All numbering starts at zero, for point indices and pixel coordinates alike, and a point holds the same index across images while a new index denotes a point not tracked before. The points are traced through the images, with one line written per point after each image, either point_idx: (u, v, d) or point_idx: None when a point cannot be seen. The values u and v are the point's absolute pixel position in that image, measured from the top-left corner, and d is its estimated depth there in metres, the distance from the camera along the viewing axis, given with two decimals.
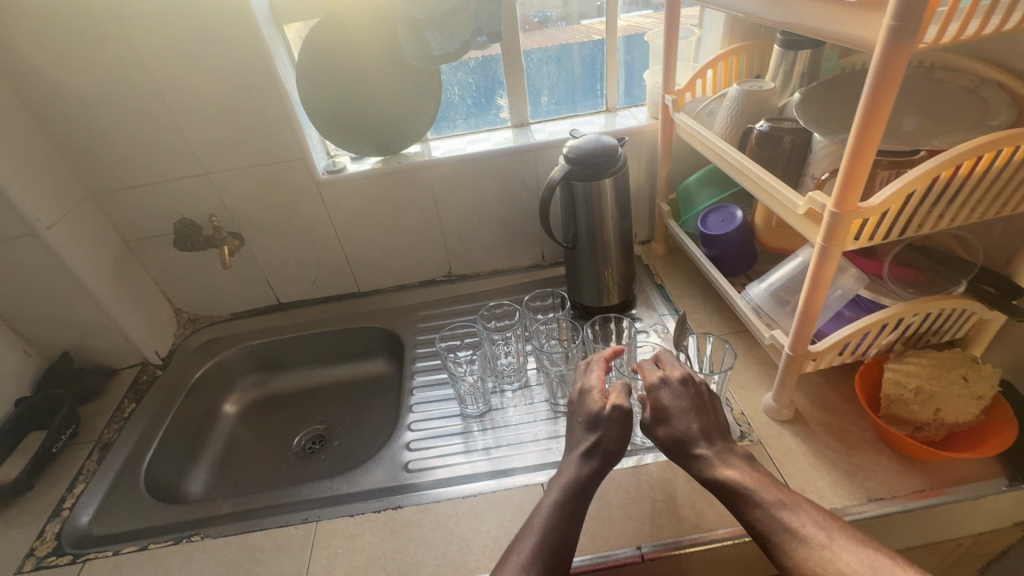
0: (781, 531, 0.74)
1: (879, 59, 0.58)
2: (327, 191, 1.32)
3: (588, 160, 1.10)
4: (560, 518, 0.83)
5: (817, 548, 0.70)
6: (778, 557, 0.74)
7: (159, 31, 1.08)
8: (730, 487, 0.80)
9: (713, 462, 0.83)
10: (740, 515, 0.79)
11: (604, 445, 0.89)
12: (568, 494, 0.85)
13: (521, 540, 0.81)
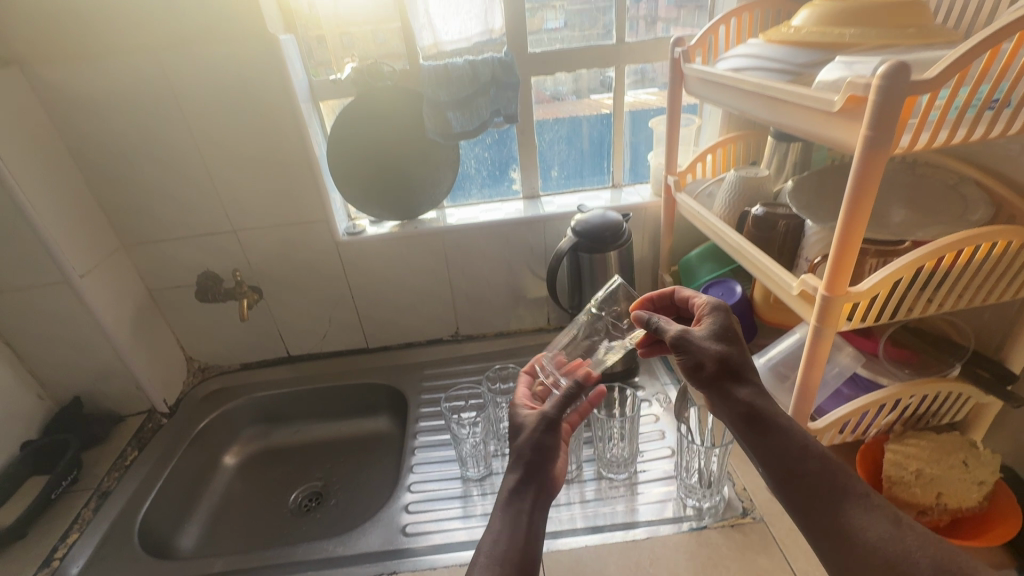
0: (834, 496, 0.68)
1: (858, 162, 0.65)
2: (346, 251, 1.39)
3: (594, 233, 1.17)
4: (519, 532, 0.73)
5: (875, 523, 0.64)
6: (821, 519, 0.67)
7: (208, 103, 1.19)
8: (773, 434, 0.74)
9: (756, 403, 0.77)
10: (779, 461, 0.73)
11: (542, 437, 0.82)
12: (521, 500, 0.77)
13: (488, 556, 0.70)
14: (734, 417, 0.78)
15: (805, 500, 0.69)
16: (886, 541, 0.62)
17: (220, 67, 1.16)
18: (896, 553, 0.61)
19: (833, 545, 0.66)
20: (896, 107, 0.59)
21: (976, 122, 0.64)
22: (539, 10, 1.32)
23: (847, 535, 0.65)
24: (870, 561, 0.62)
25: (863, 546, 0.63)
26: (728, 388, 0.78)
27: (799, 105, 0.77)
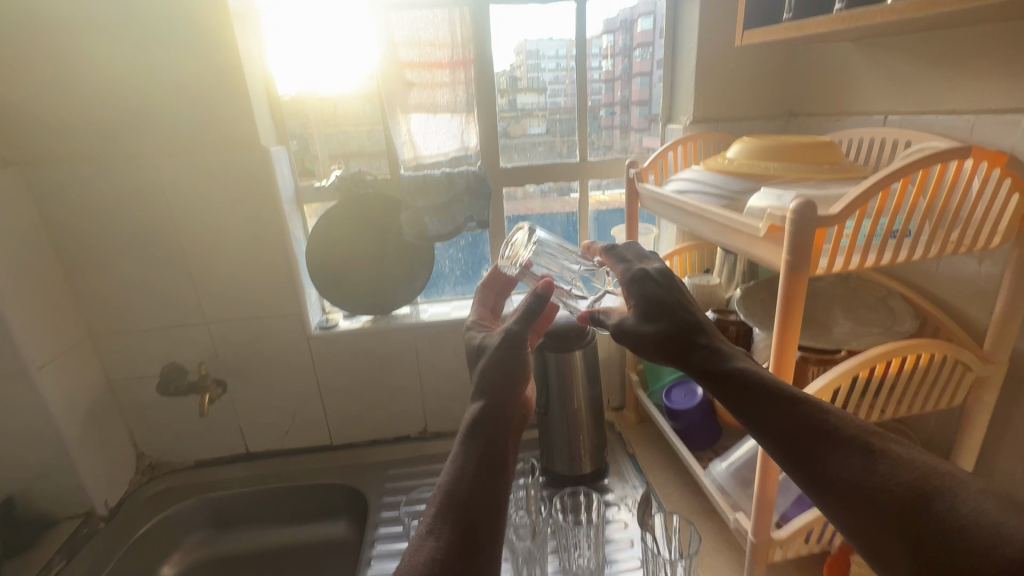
0: (820, 445, 0.58)
1: (784, 281, 0.71)
2: (316, 345, 1.41)
3: (560, 333, 1.22)
4: (470, 494, 0.62)
5: (869, 470, 0.55)
6: (812, 477, 0.58)
7: (195, 203, 1.26)
8: (745, 386, 0.64)
9: (703, 361, 0.69)
10: (756, 416, 0.63)
11: (497, 380, 0.72)
12: (473, 458, 0.66)
13: (433, 534, 0.59)
14: (701, 381, 0.69)
15: (791, 457, 0.60)
16: (884, 491, 0.54)
17: (211, 172, 1.24)
18: (892, 501, 0.53)
19: (828, 501, 0.57)
20: (809, 235, 0.67)
21: (883, 248, 0.71)
22: (524, 116, 1.44)
23: (842, 489, 0.56)
24: (871, 515, 0.54)
25: (859, 499, 0.55)
26: (670, 350, 0.72)
27: (732, 228, 0.85)
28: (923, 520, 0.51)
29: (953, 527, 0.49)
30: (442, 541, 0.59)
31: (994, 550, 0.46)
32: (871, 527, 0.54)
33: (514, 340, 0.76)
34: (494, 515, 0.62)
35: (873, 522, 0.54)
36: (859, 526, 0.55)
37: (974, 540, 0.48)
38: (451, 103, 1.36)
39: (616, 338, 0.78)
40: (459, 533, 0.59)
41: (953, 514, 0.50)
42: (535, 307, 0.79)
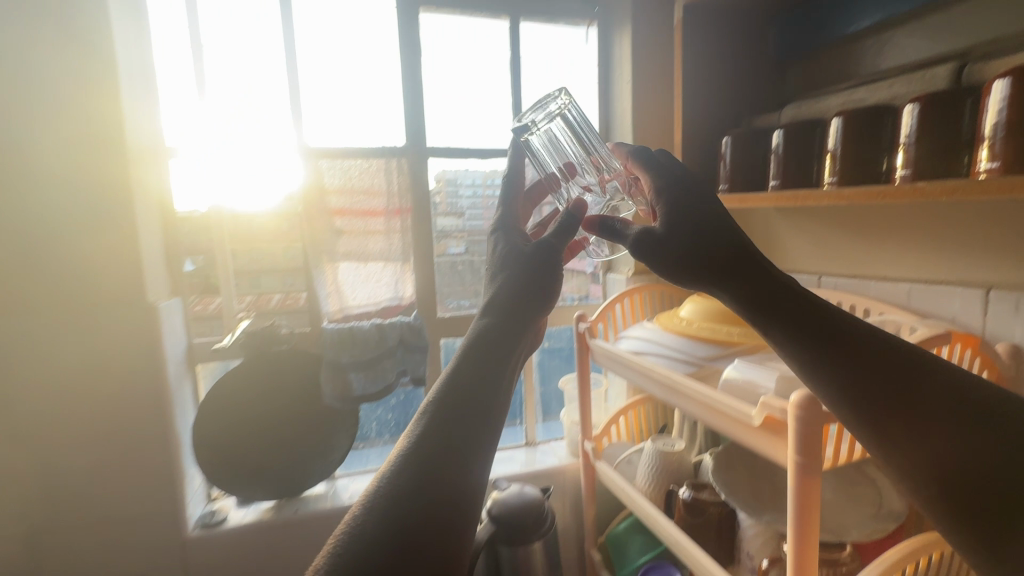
0: (906, 395, 0.47)
1: (795, 484, 0.62)
2: (194, 551, 1.08)
3: (515, 522, 1.00)
4: (452, 449, 0.47)
5: (975, 435, 0.44)
6: (887, 432, 0.47)
7: (40, 377, 0.97)
8: (808, 326, 0.52)
9: (751, 288, 0.55)
10: (822, 358, 0.51)
11: (512, 318, 0.61)
12: (469, 399, 0.51)
13: (394, 488, 0.44)
14: (741, 309, 0.57)
15: (861, 406, 0.49)
16: (986, 458, 0.43)
17: (68, 337, 0.98)
18: (1001, 477, 0.42)
19: (903, 462, 0.47)
20: (818, 432, 0.59)
21: None
22: (442, 236, 1.32)
23: (926, 448, 0.45)
24: (961, 485, 0.44)
25: (947, 466, 0.44)
26: (708, 273, 0.59)
27: (713, 405, 0.77)
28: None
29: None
30: (400, 500, 0.43)
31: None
32: (958, 500, 0.44)
33: (541, 254, 0.67)
34: (473, 477, 0.47)
35: (964, 495, 0.44)
36: (941, 497, 0.45)
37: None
38: (386, 251, 1.26)
39: (632, 253, 0.65)
40: (424, 498, 0.43)
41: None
42: (568, 226, 0.68)
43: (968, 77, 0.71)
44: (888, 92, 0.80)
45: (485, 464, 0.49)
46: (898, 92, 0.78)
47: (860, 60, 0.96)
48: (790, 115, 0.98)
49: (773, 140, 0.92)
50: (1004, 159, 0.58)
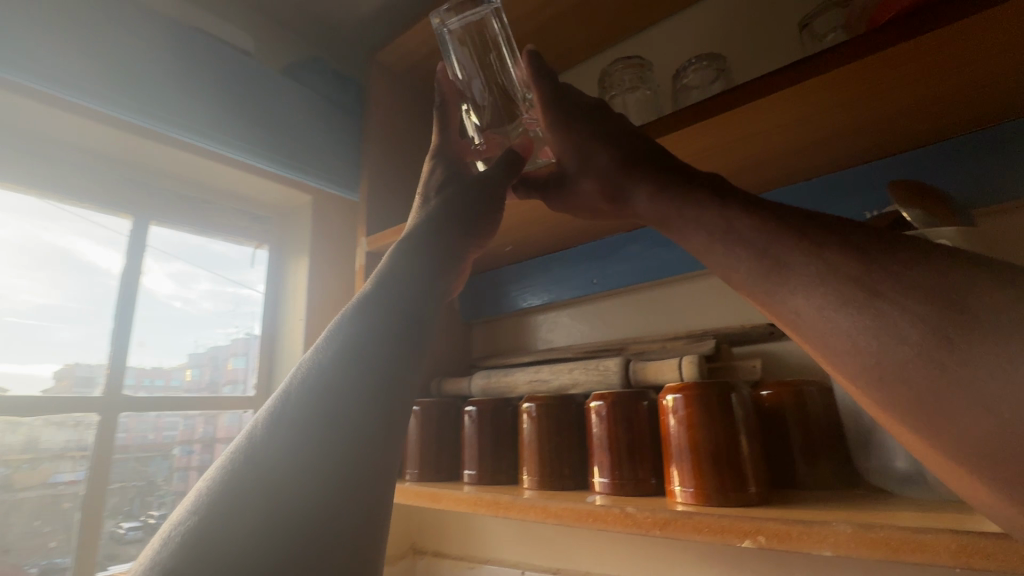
0: (854, 270, 0.34)
1: None
2: None
3: None
4: (364, 406, 0.36)
5: (953, 295, 0.31)
6: (829, 322, 0.35)
7: None
8: (741, 216, 0.40)
9: (681, 187, 0.44)
10: (748, 251, 0.39)
11: (432, 247, 0.49)
12: (380, 339, 0.40)
13: (268, 468, 0.32)
14: (664, 215, 0.44)
15: (796, 298, 0.37)
16: (982, 317, 0.30)
17: None
18: (939, 334, 0.31)
19: (854, 357, 0.34)
20: None
21: None
22: (47, 459, 0.83)
23: (851, 316, 0.34)
24: (942, 364, 0.30)
25: (922, 346, 0.31)
26: (625, 179, 0.47)
27: None
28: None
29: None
30: (286, 489, 0.32)
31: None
32: (942, 389, 0.31)
33: (467, 187, 0.55)
34: (397, 434, 0.37)
35: (948, 372, 0.30)
36: (915, 388, 0.32)
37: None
38: None
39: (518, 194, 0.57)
40: (319, 476, 0.33)
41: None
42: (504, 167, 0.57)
43: (634, 376, 0.71)
44: (569, 377, 0.76)
45: (397, 402, 0.38)
46: (580, 379, 0.75)
47: (538, 332, 0.99)
48: (479, 386, 0.87)
49: (466, 412, 0.80)
50: (696, 483, 0.54)
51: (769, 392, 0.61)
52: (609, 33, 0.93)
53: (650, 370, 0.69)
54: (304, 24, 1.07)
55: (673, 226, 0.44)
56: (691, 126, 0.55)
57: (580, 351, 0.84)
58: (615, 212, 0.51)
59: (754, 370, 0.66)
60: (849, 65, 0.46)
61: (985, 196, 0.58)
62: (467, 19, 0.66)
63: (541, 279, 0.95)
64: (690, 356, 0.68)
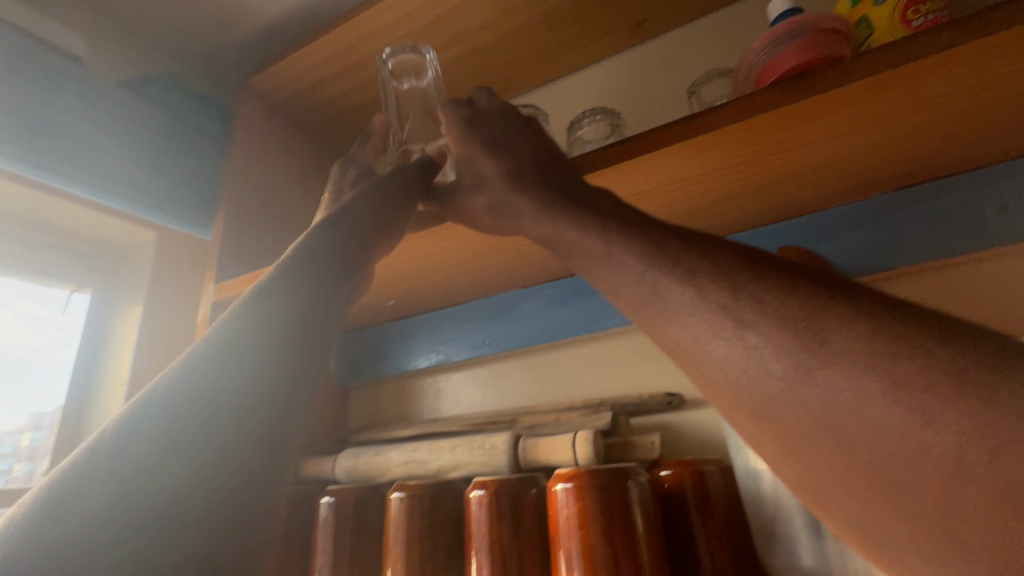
0: (725, 296, 0.31)
1: None
2: None
3: None
4: (242, 390, 0.35)
5: (817, 326, 0.28)
6: (702, 353, 0.31)
7: None
8: (625, 237, 0.37)
9: (572, 200, 0.41)
10: (629, 272, 0.35)
11: (352, 224, 0.49)
12: (304, 293, 0.41)
13: (129, 461, 0.31)
14: (552, 235, 0.42)
15: (672, 325, 0.33)
16: (845, 351, 0.27)
17: None
18: (810, 371, 0.27)
19: (728, 390, 0.30)
20: None
21: None
22: None
23: (724, 340, 0.30)
24: (810, 401, 0.27)
25: (791, 380, 0.28)
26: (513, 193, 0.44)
27: None
28: (923, 390, 0.25)
29: (996, 392, 0.23)
30: (146, 481, 0.30)
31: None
32: (813, 428, 0.27)
33: (384, 182, 0.54)
34: (302, 400, 0.37)
35: (817, 418, 0.27)
36: (786, 425, 0.28)
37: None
38: None
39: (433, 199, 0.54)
40: (185, 467, 0.31)
41: (984, 359, 0.24)
42: (416, 179, 0.55)
43: (523, 456, 0.61)
44: (450, 458, 0.65)
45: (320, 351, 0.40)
46: (462, 460, 0.64)
47: (425, 400, 0.86)
48: (344, 470, 0.72)
49: (319, 504, 0.64)
50: None
51: (669, 473, 0.54)
52: (508, 83, 0.90)
53: (541, 449, 0.60)
54: (165, 39, 0.93)
55: (561, 242, 0.41)
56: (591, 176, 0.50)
57: (467, 424, 0.73)
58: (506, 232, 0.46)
59: (653, 447, 0.58)
60: (733, 125, 0.45)
61: (864, 264, 0.57)
62: (409, 77, 0.75)
63: (428, 338, 0.85)
64: (585, 431, 0.60)
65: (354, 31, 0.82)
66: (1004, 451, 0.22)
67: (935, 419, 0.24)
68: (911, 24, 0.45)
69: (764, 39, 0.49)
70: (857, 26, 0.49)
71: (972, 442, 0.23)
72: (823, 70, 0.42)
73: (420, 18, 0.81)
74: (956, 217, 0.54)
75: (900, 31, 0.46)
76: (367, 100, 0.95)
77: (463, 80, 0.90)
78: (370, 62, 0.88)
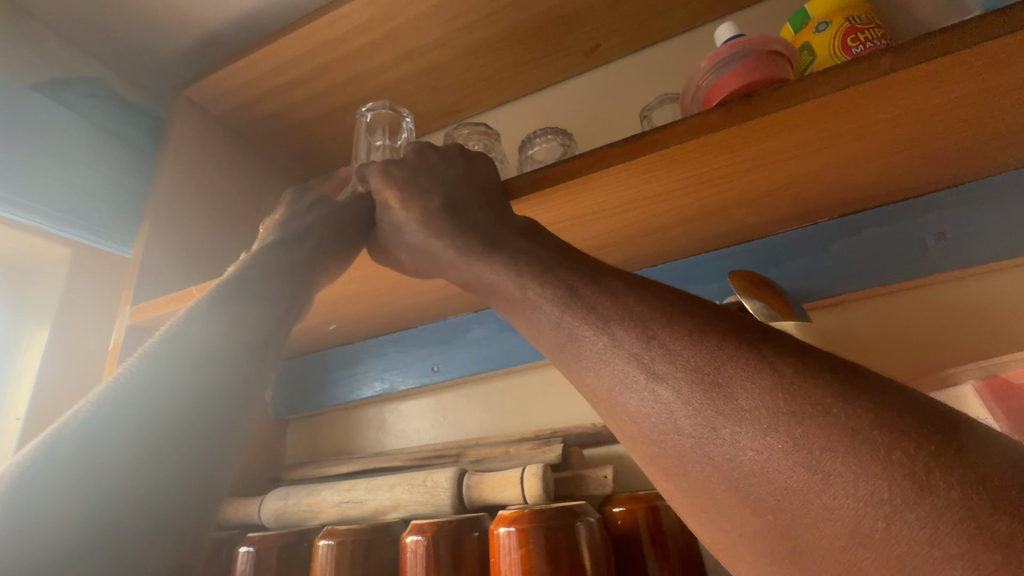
0: (635, 344, 0.29)
1: None
2: None
3: None
4: (204, 390, 0.37)
5: (724, 379, 0.26)
6: (614, 404, 0.29)
7: None
8: (541, 277, 0.34)
9: (494, 238, 0.40)
10: (544, 314, 0.33)
11: (302, 249, 0.49)
12: (250, 315, 0.42)
13: (88, 453, 0.32)
14: (470, 271, 0.39)
15: (587, 372, 0.30)
16: (751, 407, 0.25)
17: None
18: (716, 425, 0.25)
19: (640, 445, 0.28)
20: None
21: None
22: None
23: (632, 388, 0.28)
24: (717, 459, 0.25)
25: (699, 437, 0.25)
26: (433, 231, 0.43)
27: None
28: (823, 449, 0.23)
29: (893, 451, 0.22)
30: (107, 475, 0.32)
31: (995, 480, 0.20)
32: (721, 490, 0.24)
33: (328, 217, 0.51)
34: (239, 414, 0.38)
35: (722, 476, 0.24)
36: (694, 484, 0.25)
37: (957, 482, 0.21)
38: None
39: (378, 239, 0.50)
40: (146, 460, 0.33)
41: (889, 418, 0.23)
42: (364, 216, 0.52)
43: (468, 495, 0.57)
44: (389, 497, 0.59)
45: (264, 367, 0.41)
46: (402, 499, 0.58)
47: (368, 433, 0.80)
48: (271, 513, 0.65)
49: (236, 553, 0.57)
50: None
51: (621, 509, 0.51)
52: (462, 102, 0.88)
53: (487, 485, 0.55)
54: (97, 44, 0.87)
55: (480, 279, 0.38)
56: (521, 203, 0.49)
57: (411, 459, 0.68)
58: (432, 261, 0.43)
59: (605, 481, 0.54)
60: (681, 143, 0.43)
61: (812, 289, 0.57)
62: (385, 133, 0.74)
63: (372, 365, 0.79)
64: (533, 465, 0.55)
65: (300, 42, 0.78)
66: (903, 518, 0.21)
67: (837, 483, 0.22)
68: (852, 51, 0.46)
69: (709, 60, 0.48)
70: (800, 52, 0.50)
71: (871, 507, 0.21)
72: (768, 92, 0.42)
73: (371, 32, 0.78)
74: (899, 244, 0.55)
75: (842, 57, 0.47)
76: (316, 115, 0.91)
77: (416, 97, 0.88)
78: (318, 76, 0.84)
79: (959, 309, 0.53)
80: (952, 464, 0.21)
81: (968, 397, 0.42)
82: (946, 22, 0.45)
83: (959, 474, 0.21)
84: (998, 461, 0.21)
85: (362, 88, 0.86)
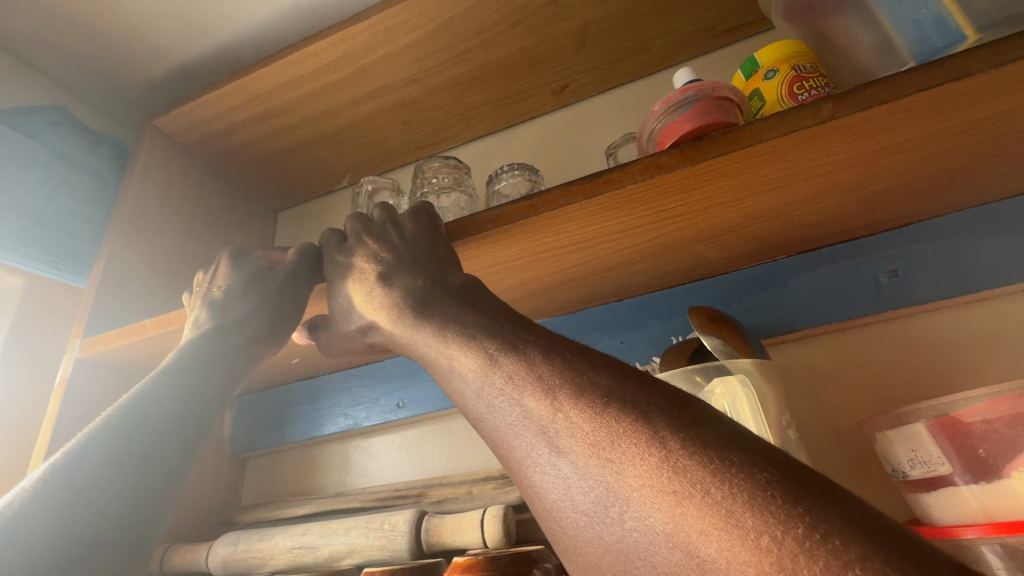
0: (544, 417, 0.31)
1: None
2: None
3: None
4: (165, 441, 0.43)
5: (617, 455, 0.28)
6: (523, 477, 0.31)
7: None
8: (467, 345, 0.37)
9: (430, 304, 0.41)
10: (467, 384, 0.35)
11: (252, 311, 0.52)
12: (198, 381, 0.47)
13: (72, 486, 0.38)
14: (409, 339, 0.41)
15: (502, 445, 0.33)
16: (639, 487, 0.27)
17: None
18: (609, 500, 0.28)
19: (543, 519, 0.30)
20: None
21: None
22: None
23: (537, 462, 0.31)
24: (607, 539, 0.27)
25: (592, 515, 0.28)
26: (384, 314, 0.43)
27: None
28: (699, 533, 0.25)
29: (761, 534, 0.24)
30: (83, 497, 0.38)
31: (858, 568, 0.23)
32: (611, 568, 0.27)
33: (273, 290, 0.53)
34: (182, 466, 0.43)
35: (615, 554, 0.27)
36: (589, 563, 0.28)
37: (819, 570, 0.23)
38: None
39: (333, 312, 0.49)
40: (119, 492, 0.39)
41: (761, 500, 0.25)
42: (307, 266, 0.54)
43: (426, 539, 0.54)
44: (343, 542, 0.57)
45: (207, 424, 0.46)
46: (358, 544, 0.56)
47: (330, 471, 0.77)
48: (219, 560, 0.61)
49: None
50: None
51: None
52: (435, 136, 0.89)
53: (447, 528, 0.53)
54: (69, 72, 0.87)
55: (422, 351, 0.40)
56: (464, 245, 0.50)
57: (372, 500, 0.66)
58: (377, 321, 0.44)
59: None
60: (638, 185, 0.44)
61: (773, 325, 0.57)
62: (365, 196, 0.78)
63: (335, 400, 0.77)
64: (495, 506, 0.53)
65: (272, 75, 0.79)
66: None
67: (711, 569, 0.24)
68: (798, 97, 0.48)
69: (663, 103, 0.50)
70: (750, 98, 0.52)
71: None
72: (719, 135, 0.43)
73: (343, 68, 0.79)
74: (853, 282, 0.56)
75: (788, 104, 0.49)
76: (287, 147, 0.90)
77: (389, 131, 0.89)
78: (289, 108, 0.84)
79: (913, 349, 0.54)
80: (815, 550, 0.23)
81: (921, 435, 0.43)
82: (884, 72, 0.48)
83: (822, 561, 0.23)
84: (858, 542, 0.23)
85: (335, 120, 0.87)
